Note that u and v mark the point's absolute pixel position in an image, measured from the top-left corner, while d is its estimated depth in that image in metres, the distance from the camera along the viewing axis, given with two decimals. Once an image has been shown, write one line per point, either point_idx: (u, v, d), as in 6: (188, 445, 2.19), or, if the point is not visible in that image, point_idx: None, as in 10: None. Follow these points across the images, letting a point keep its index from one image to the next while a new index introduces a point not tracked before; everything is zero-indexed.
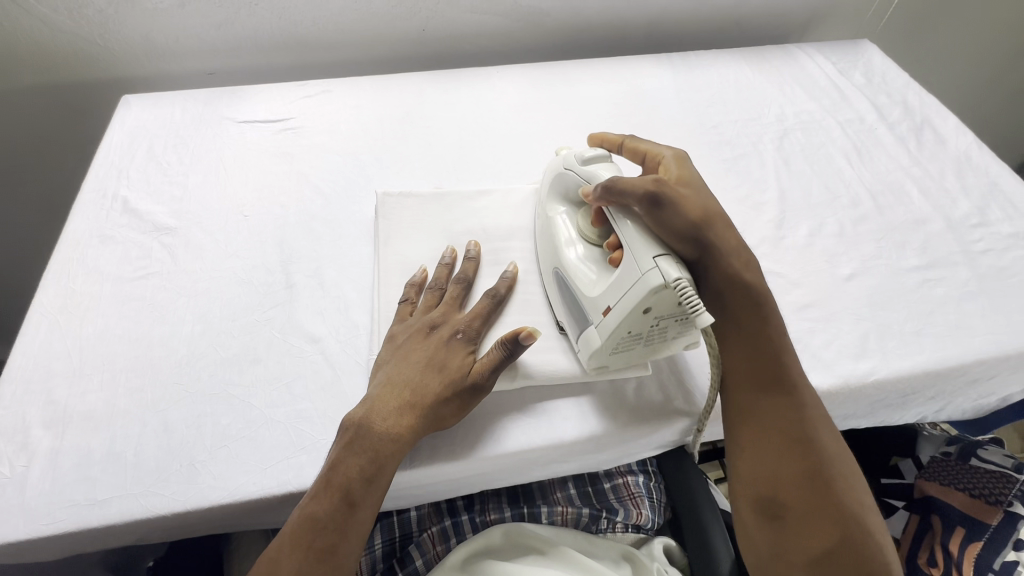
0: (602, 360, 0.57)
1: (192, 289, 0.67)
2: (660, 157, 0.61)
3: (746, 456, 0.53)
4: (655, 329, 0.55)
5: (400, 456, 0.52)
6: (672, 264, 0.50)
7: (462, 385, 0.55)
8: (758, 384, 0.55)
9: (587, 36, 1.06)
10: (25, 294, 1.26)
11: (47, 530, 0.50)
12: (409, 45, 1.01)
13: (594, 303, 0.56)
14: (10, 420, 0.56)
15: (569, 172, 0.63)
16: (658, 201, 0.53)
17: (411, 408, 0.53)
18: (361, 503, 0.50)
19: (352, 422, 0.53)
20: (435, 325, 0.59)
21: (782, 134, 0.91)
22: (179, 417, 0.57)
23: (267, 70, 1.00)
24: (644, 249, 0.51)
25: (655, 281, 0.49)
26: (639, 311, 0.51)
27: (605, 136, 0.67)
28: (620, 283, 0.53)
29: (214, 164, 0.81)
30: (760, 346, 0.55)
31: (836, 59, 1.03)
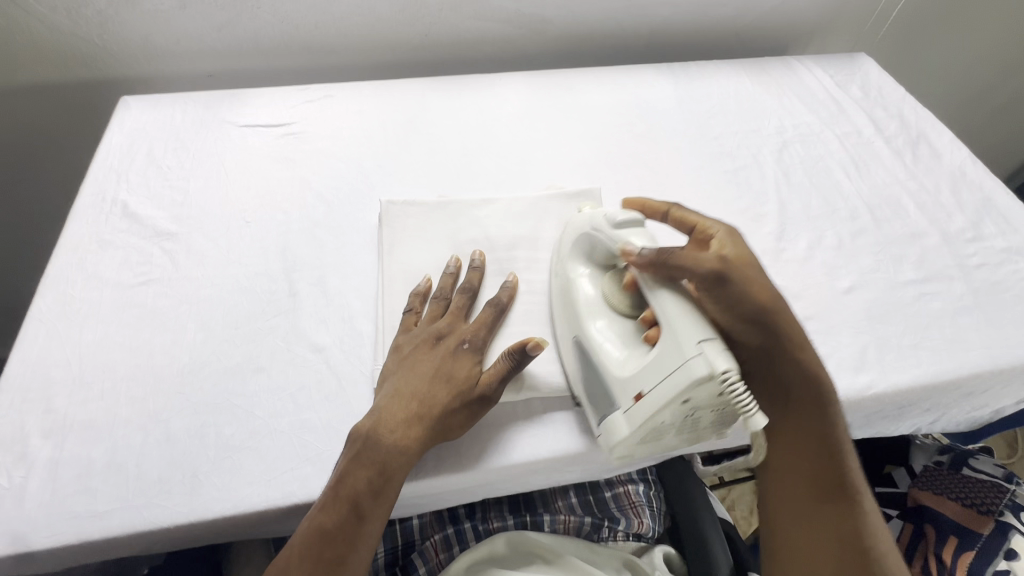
0: (627, 448, 0.55)
1: (194, 295, 0.67)
2: (709, 232, 0.58)
3: (798, 561, 0.53)
4: (687, 417, 0.52)
5: (408, 467, 0.52)
6: (718, 353, 0.47)
7: (470, 397, 0.55)
8: (814, 487, 0.54)
9: (588, 44, 1.07)
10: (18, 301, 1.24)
11: (48, 542, 0.49)
12: (411, 51, 1.01)
13: (626, 385, 0.53)
14: (8, 430, 0.55)
15: (597, 232, 0.60)
16: (722, 284, 0.53)
17: (419, 419, 0.53)
18: (369, 515, 0.50)
19: (360, 432, 0.53)
20: (442, 335, 0.59)
21: (782, 147, 0.92)
22: (181, 427, 0.56)
23: (267, 73, 1.00)
24: (690, 333, 0.49)
25: (700, 370, 0.47)
26: (679, 401, 0.49)
27: (646, 202, 0.63)
28: (659, 368, 0.50)
29: (215, 169, 0.80)
30: (819, 446, 0.55)
31: (833, 72, 1.05)
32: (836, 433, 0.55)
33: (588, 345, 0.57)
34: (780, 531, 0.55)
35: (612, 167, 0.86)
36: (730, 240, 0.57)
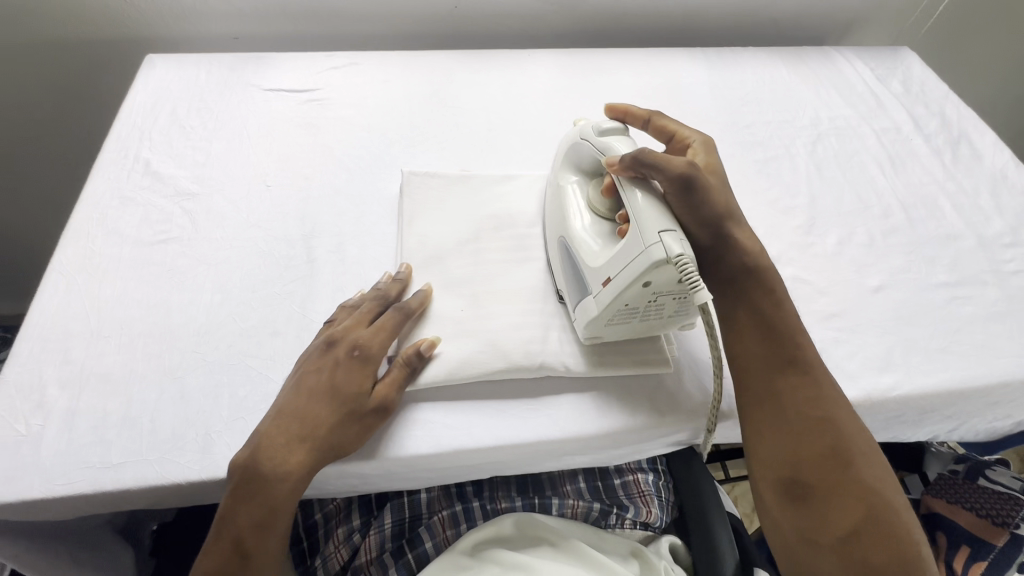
0: (596, 329, 0.58)
1: (212, 257, 0.66)
2: (688, 141, 0.65)
3: (765, 438, 0.54)
4: (653, 305, 0.54)
5: (292, 504, 0.51)
6: (675, 241, 0.49)
7: (367, 410, 0.53)
8: (771, 364, 0.56)
9: (621, 24, 1.04)
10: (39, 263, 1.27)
11: (62, 491, 0.50)
12: (440, 23, 0.99)
13: (596, 273, 0.55)
14: (26, 378, 0.56)
15: (584, 141, 0.62)
16: (685, 186, 0.54)
17: (306, 443, 0.51)
18: (255, 552, 0.50)
19: (236, 467, 0.50)
20: (333, 342, 0.56)
21: (815, 139, 0.89)
22: (196, 386, 0.56)
23: (293, 39, 0.98)
24: (652, 224, 0.51)
25: (658, 255, 0.49)
26: (640, 284, 0.51)
27: (629, 109, 0.66)
28: (622, 255, 0.52)
29: (238, 131, 0.79)
30: (771, 331, 0.57)
31: (874, 65, 1.01)
32: (784, 321, 0.58)
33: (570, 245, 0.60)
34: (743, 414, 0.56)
35: None
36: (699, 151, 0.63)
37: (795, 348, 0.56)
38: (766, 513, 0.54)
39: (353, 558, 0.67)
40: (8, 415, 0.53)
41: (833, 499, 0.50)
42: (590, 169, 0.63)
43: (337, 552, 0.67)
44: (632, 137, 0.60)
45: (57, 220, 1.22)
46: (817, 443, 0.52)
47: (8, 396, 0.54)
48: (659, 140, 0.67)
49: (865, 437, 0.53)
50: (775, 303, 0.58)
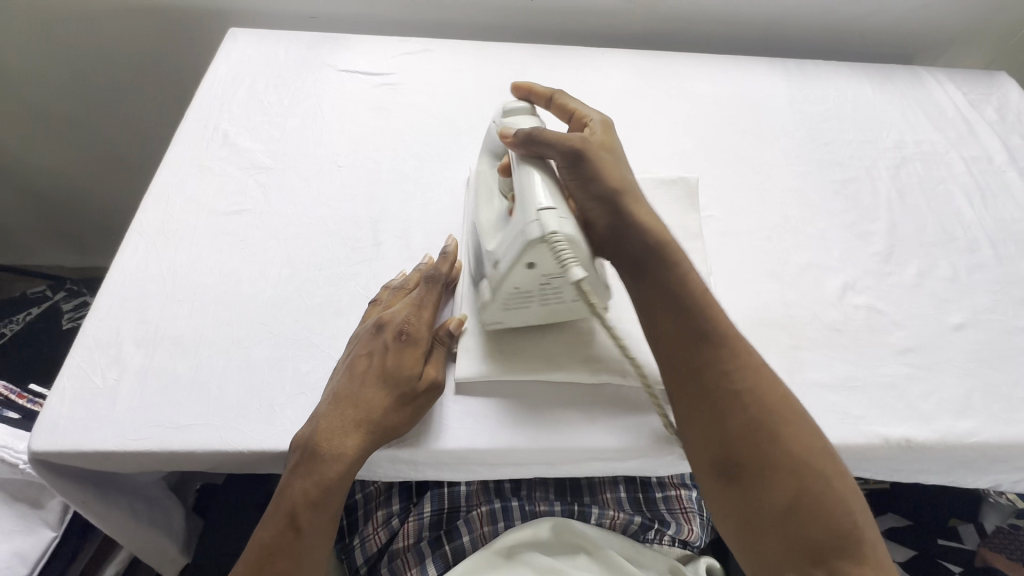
0: (495, 315, 0.57)
1: (282, 231, 0.67)
2: (586, 119, 0.61)
3: (692, 416, 0.50)
4: (546, 287, 0.54)
5: (342, 488, 0.51)
6: (554, 219, 0.50)
7: (419, 394, 0.54)
8: (682, 338, 0.51)
9: (698, 29, 1.01)
10: (112, 221, 1.35)
11: (131, 445, 0.51)
12: (515, 16, 0.98)
13: (488, 255, 0.56)
14: (105, 333, 0.58)
15: (493, 125, 0.62)
16: (575, 162, 0.54)
17: (364, 425, 0.51)
18: (308, 529, 0.50)
19: (299, 443, 0.51)
20: (383, 325, 0.56)
21: (899, 162, 0.84)
22: (262, 358, 0.57)
23: (369, 21, 0.99)
24: (530, 202, 0.51)
25: (534, 233, 0.49)
26: (522, 265, 0.51)
27: (533, 87, 0.65)
28: (507, 238, 0.53)
29: (313, 110, 0.81)
30: (681, 305, 0.52)
31: (967, 89, 0.95)
32: (672, 293, 0.53)
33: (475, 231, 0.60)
34: (672, 399, 0.51)
35: (710, 159, 0.81)
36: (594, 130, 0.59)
37: (689, 315, 0.52)
38: (708, 505, 0.50)
39: (390, 542, 0.67)
40: (88, 367, 0.55)
41: (768, 481, 0.46)
42: (498, 155, 0.63)
43: (376, 534, 0.68)
44: (538, 117, 0.60)
45: (133, 183, 1.28)
46: (747, 426, 0.48)
47: (88, 349, 0.57)
48: (563, 120, 0.64)
49: (799, 419, 0.48)
50: (682, 274, 0.53)
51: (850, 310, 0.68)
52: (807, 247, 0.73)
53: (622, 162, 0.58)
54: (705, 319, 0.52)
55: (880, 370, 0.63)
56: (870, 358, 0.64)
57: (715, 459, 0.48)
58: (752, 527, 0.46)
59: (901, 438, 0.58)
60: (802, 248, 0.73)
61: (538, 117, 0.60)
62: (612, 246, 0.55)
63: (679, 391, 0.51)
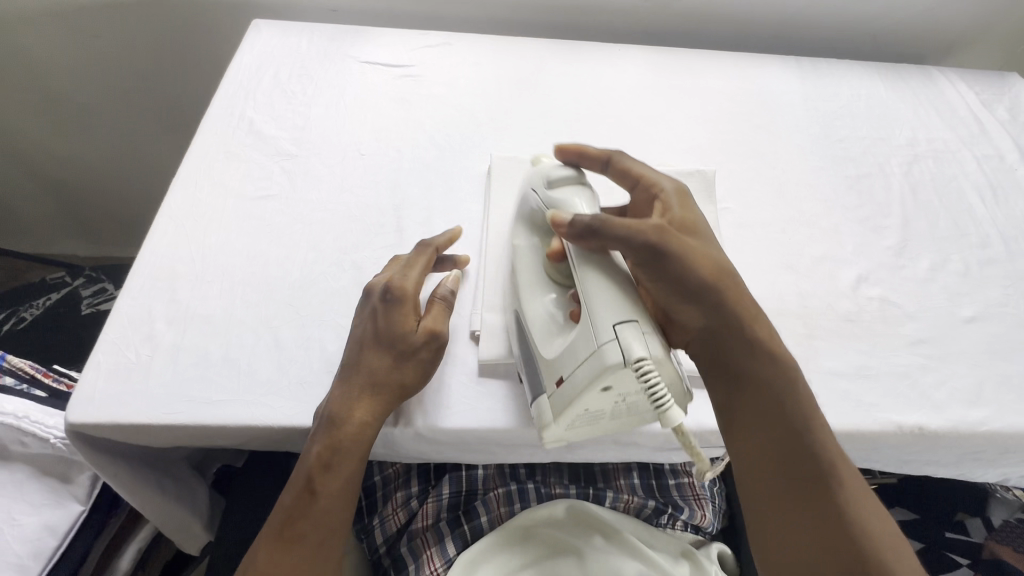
0: (558, 434, 0.51)
1: (308, 216, 0.69)
2: (656, 188, 0.59)
3: (763, 519, 0.51)
4: (619, 406, 0.49)
5: (351, 456, 0.52)
6: (634, 338, 0.45)
7: (418, 348, 0.55)
8: (761, 441, 0.52)
9: (713, 26, 1.02)
10: (129, 211, 1.37)
11: (166, 418, 0.53)
12: (532, 11, 0.99)
13: (550, 368, 0.50)
14: (137, 311, 0.59)
15: (534, 194, 0.58)
16: (665, 251, 0.52)
17: (371, 392, 0.53)
18: (323, 492, 0.52)
19: (318, 412, 0.54)
20: (369, 293, 0.58)
21: (912, 160, 0.86)
22: (290, 337, 0.59)
23: (388, 15, 1.00)
24: (607, 317, 0.46)
25: (614, 357, 0.45)
26: (598, 388, 0.46)
27: (584, 150, 0.62)
28: (574, 353, 0.48)
29: (336, 99, 0.82)
30: (766, 412, 0.52)
31: (979, 89, 0.96)
32: (744, 357, 0.53)
33: (524, 325, 0.55)
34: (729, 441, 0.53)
35: (726, 153, 0.83)
36: (664, 205, 0.57)
37: (771, 419, 0.52)
38: None
39: (408, 522, 0.69)
40: (122, 343, 0.57)
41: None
42: (532, 224, 0.59)
43: (395, 514, 0.69)
44: (588, 186, 0.57)
45: (151, 173, 1.30)
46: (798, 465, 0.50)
47: (121, 326, 0.58)
48: (624, 184, 0.61)
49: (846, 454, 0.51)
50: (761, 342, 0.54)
51: (863, 302, 0.69)
52: (821, 241, 0.74)
53: (706, 242, 0.56)
54: (769, 377, 0.53)
55: (893, 360, 0.64)
56: (884, 348, 0.65)
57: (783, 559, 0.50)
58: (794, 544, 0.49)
59: (914, 425, 0.59)
60: (815, 241, 0.74)
61: (588, 187, 0.57)
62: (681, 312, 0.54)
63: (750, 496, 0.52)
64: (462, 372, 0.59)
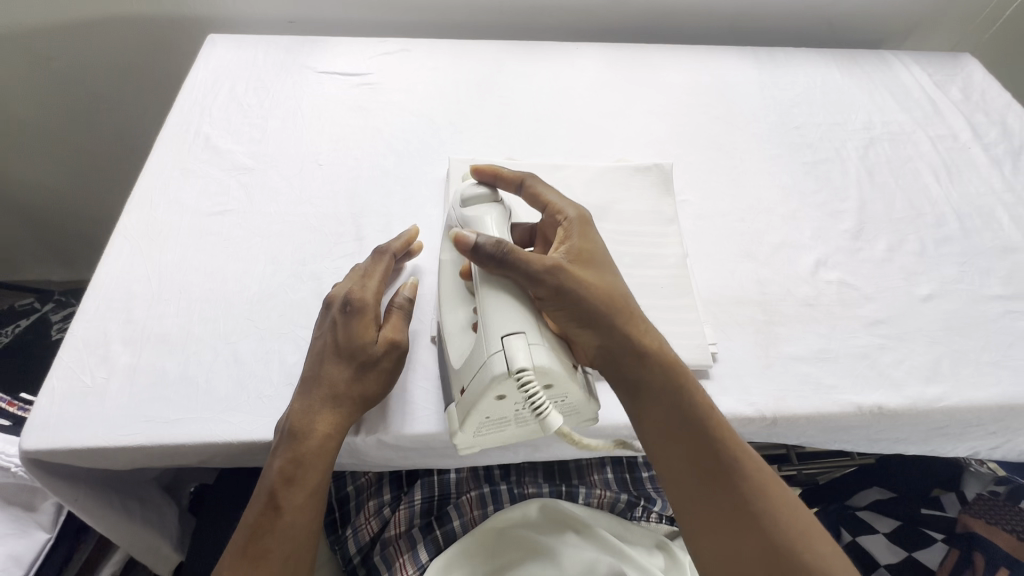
0: (468, 440, 0.53)
1: (265, 229, 0.69)
2: (561, 215, 0.57)
3: (700, 536, 0.51)
4: (520, 412, 0.50)
5: (313, 471, 0.51)
6: (519, 348, 0.46)
7: (380, 358, 0.54)
8: (682, 455, 0.51)
9: (670, 20, 1.03)
10: (97, 233, 1.35)
11: (122, 440, 0.52)
12: (490, 15, 1.00)
13: (456, 378, 0.51)
14: (93, 334, 0.59)
15: (453, 213, 0.59)
16: (558, 287, 0.49)
17: (333, 402, 0.52)
18: (287, 506, 0.51)
19: (279, 425, 0.53)
20: (330, 303, 0.57)
21: (868, 143, 0.87)
22: (249, 351, 0.59)
23: (347, 25, 1.01)
24: (494, 329, 0.48)
25: (499, 368, 0.46)
26: (492, 396, 0.48)
27: (499, 171, 0.60)
28: (472, 364, 0.49)
29: (293, 111, 0.82)
30: (680, 425, 0.51)
31: (932, 70, 0.98)
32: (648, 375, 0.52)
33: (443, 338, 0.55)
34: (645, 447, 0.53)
35: (685, 146, 0.83)
36: (569, 234, 0.55)
37: (686, 431, 0.51)
38: None
39: (382, 531, 0.68)
40: (77, 367, 0.56)
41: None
42: (455, 241, 0.58)
43: (367, 523, 0.68)
44: (500, 205, 0.58)
45: (119, 194, 1.29)
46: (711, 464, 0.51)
47: (76, 349, 0.58)
48: (537, 209, 0.59)
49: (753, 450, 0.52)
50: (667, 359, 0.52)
51: (822, 285, 0.70)
52: (781, 228, 0.75)
53: (607, 271, 0.54)
54: (671, 392, 0.52)
55: (852, 342, 0.65)
56: (843, 330, 0.66)
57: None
58: (714, 543, 0.50)
59: (873, 405, 0.60)
60: (774, 229, 0.75)
61: (499, 205, 0.58)
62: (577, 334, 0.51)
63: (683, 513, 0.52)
64: (424, 379, 0.59)
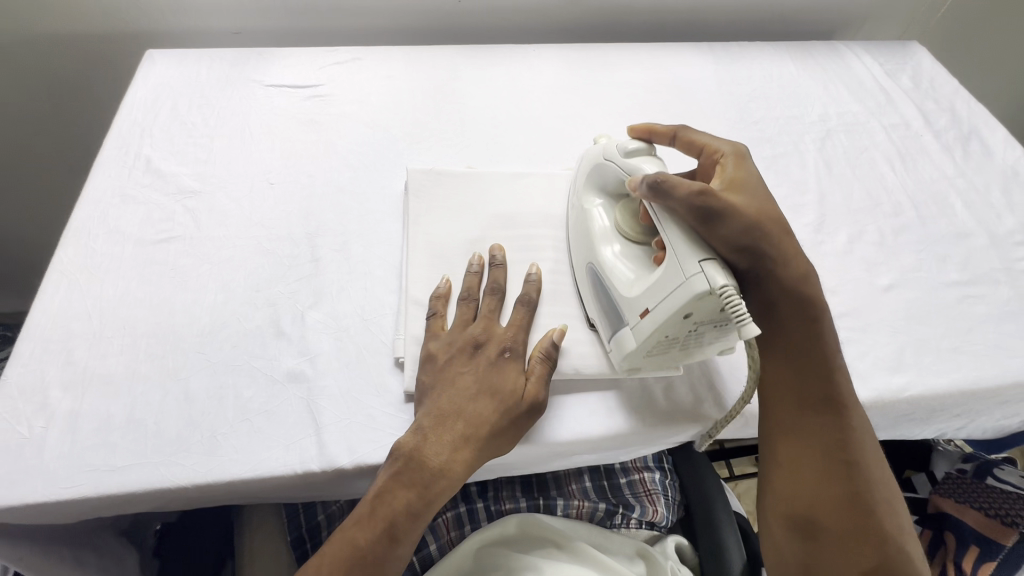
0: (634, 362, 0.56)
1: (215, 255, 0.65)
2: (718, 155, 0.60)
3: (786, 471, 0.54)
4: (692, 334, 0.53)
5: (451, 489, 0.51)
6: (717, 270, 0.48)
7: (524, 410, 0.53)
8: (801, 403, 0.55)
9: (626, 18, 1.02)
10: (38, 259, 1.27)
11: (65, 494, 0.49)
12: (443, 18, 0.98)
13: (633, 304, 0.54)
14: (28, 380, 0.55)
15: (609, 163, 0.60)
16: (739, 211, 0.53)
17: (470, 442, 0.51)
18: (403, 538, 0.50)
19: (402, 450, 0.51)
20: (480, 344, 0.56)
21: (825, 135, 0.88)
22: (201, 388, 0.56)
23: (295, 34, 0.97)
24: (690, 253, 0.50)
25: (701, 287, 0.48)
26: (680, 317, 0.50)
27: (654, 127, 0.63)
28: (660, 287, 0.51)
29: (240, 128, 0.78)
30: (808, 368, 0.55)
31: (883, 60, 1.00)
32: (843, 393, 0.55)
33: (598, 272, 0.59)
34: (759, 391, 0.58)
35: None
36: (737, 169, 0.58)
37: (816, 380, 0.55)
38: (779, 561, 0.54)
39: None
40: (10, 418, 0.52)
41: (846, 546, 0.52)
42: (619, 192, 0.62)
43: None
44: (659, 156, 0.59)
45: (60, 217, 1.22)
46: (828, 462, 0.53)
47: (10, 398, 0.54)
48: (690, 155, 0.62)
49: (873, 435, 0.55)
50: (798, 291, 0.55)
51: None
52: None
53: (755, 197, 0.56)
54: (845, 387, 0.55)
55: None
56: None
57: (795, 515, 0.53)
58: (796, 482, 0.54)
59: None
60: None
61: (658, 156, 0.59)
62: (805, 364, 0.55)
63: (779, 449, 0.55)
64: (387, 405, 0.56)
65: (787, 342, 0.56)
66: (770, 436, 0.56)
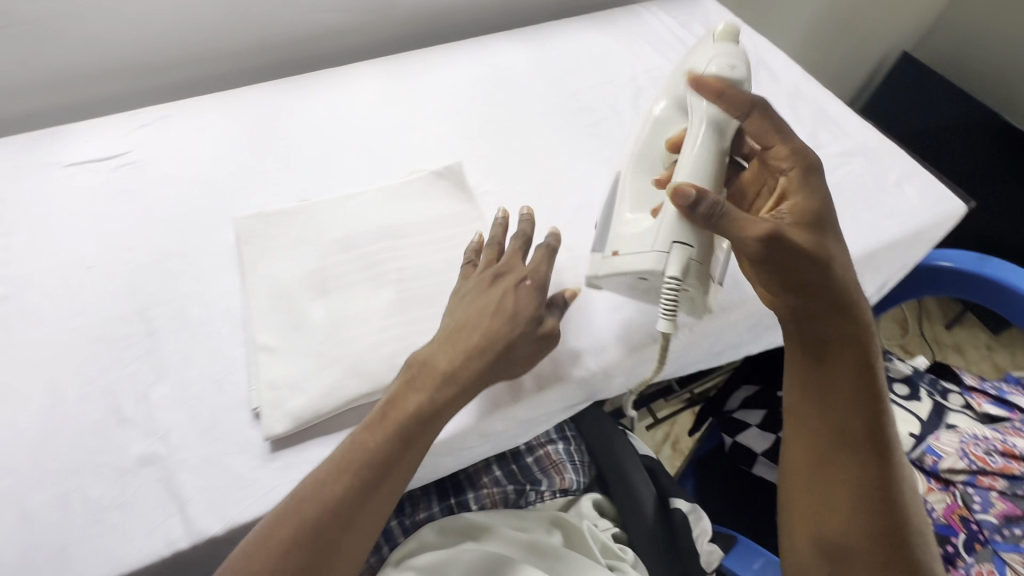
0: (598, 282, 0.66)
1: (33, 360, 0.61)
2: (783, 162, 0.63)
3: (817, 497, 0.60)
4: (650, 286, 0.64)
5: (445, 412, 0.53)
6: (676, 263, 0.57)
7: (507, 330, 0.55)
8: (834, 439, 0.61)
9: (438, 18, 1.04)
10: None
11: None
12: (249, 56, 0.95)
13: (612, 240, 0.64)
14: None
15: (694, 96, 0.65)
16: (768, 250, 0.56)
17: (456, 368, 0.53)
18: (397, 466, 0.50)
19: (417, 360, 0.54)
20: (501, 274, 0.59)
21: (636, 92, 0.95)
22: (40, 503, 0.52)
23: (90, 105, 0.91)
24: (667, 233, 0.58)
25: (655, 265, 0.58)
26: (636, 275, 0.60)
27: (704, 77, 0.64)
28: (640, 245, 0.60)
29: (41, 218, 0.73)
30: (840, 402, 0.61)
31: (675, 13, 1.09)
32: (888, 438, 0.60)
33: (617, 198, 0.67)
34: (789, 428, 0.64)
35: (476, 139, 0.85)
36: (803, 182, 0.61)
37: (851, 416, 0.61)
38: None
39: None
40: None
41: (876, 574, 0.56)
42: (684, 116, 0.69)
43: None
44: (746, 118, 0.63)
45: None
46: (867, 498, 0.58)
47: None
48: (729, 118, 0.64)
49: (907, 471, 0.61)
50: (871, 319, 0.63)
51: None
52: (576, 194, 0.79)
53: (834, 226, 0.61)
54: (875, 421, 0.60)
55: None
56: None
57: (824, 541, 0.58)
58: (828, 509, 0.59)
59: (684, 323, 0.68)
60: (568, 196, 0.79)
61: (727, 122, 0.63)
62: (851, 399, 0.61)
63: (812, 477, 0.61)
64: (253, 459, 0.55)
65: (848, 378, 0.61)
66: (796, 466, 0.62)
